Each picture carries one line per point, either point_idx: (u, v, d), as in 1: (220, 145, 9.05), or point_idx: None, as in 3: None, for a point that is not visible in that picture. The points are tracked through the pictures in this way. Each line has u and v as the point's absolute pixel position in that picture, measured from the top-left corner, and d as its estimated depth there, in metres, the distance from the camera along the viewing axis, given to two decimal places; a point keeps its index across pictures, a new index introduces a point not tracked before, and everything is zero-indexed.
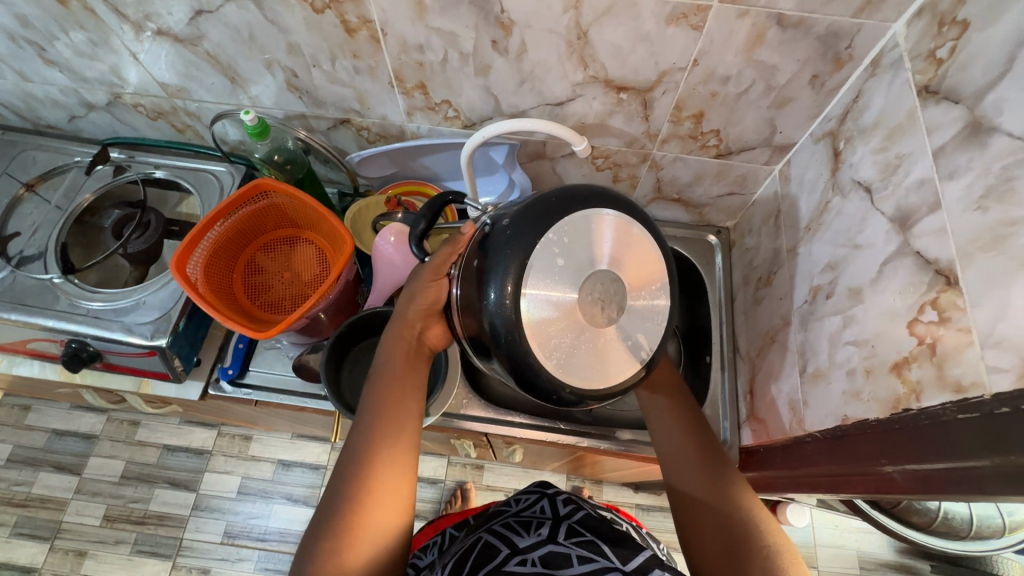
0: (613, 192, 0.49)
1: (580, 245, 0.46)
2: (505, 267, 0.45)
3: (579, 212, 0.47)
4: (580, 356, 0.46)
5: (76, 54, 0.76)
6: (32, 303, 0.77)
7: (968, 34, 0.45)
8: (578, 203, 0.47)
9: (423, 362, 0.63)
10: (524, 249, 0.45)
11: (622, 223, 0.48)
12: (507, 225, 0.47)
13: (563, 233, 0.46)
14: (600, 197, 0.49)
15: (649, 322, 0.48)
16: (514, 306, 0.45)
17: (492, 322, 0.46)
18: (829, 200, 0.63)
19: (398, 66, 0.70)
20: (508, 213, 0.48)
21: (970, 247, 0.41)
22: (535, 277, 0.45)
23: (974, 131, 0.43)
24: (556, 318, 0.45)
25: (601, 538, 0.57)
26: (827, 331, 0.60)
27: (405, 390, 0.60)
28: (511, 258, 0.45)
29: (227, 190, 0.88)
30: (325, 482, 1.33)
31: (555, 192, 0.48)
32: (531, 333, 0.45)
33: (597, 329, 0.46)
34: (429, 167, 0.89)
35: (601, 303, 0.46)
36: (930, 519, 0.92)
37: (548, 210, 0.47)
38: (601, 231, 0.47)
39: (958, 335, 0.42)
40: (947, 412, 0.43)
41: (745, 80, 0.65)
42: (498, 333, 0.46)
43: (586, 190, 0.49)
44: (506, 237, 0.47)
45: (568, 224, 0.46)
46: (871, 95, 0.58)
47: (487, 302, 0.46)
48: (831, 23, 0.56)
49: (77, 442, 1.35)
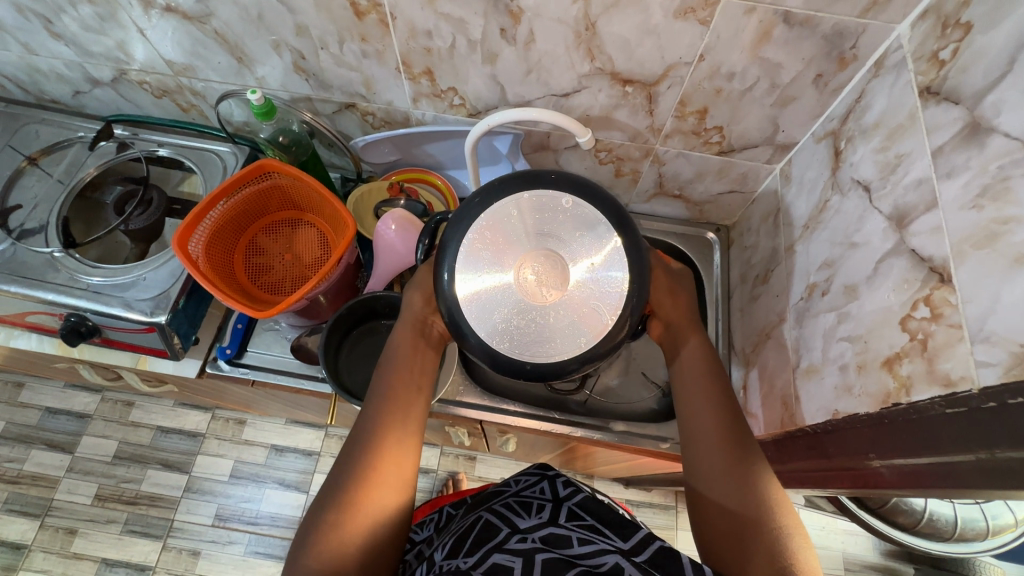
0: (535, 174, 0.58)
1: (518, 225, 0.57)
2: (446, 265, 0.56)
3: (524, 195, 0.58)
4: (516, 322, 0.55)
5: (83, 28, 0.76)
6: (32, 276, 0.77)
7: (970, 37, 0.46)
8: (527, 186, 0.58)
9: (432, 350, 0.64)
10: (467, 227, 0.57)
11: (544, 203, 0.57)
12: (471, 201, 0.58)
13: (486, 226, 0.57)
14: (524, 182, 0.58)
15: (595, 294, 0.56)
16: (453, 279, 0.56)
17: (443, 296, 0.56)
18: (828, 199, 0.64)
19: (406, 51, 0.71)
20: (476, 192, 0.59)
21: (964, 245, 0.42)
22: (474, 252, 0.56)
23: (973, 131, 0.43)
24: (491, 286, 0.56)
25: (602, 522, 0.58)
26: (821, 328, 0.61)
27: (415, 375, 0.61)
28: (458, 235, 0.57)
29: (230, 170, 0.88)
30: (318, 468, 1.34)
31: (516, 176, 0.59)
32: (467, 299, 0.56)
33: (541, 306, 0.56)
34: (433, 155, 0.90)
35: (542, 280, 0.56)
36: (915, 520, 0.94)
37: (469, 209, 0.57)
38: (521, 215, 0.57)
39: (949, 330, 0.43)
40: (936, 406, 0.44)
41: (750, 78, 0.66)
42: (447, 304, 0.56)
43: (545, 175, 0.58)
44: (468, 209, 0.57)
45: (488, 218, 0.57)
46: (873, 96, 0.58)
47: (440, 277, 0.57)
48: (837, 22, 0.57)
49: (70, 421, 1.35)
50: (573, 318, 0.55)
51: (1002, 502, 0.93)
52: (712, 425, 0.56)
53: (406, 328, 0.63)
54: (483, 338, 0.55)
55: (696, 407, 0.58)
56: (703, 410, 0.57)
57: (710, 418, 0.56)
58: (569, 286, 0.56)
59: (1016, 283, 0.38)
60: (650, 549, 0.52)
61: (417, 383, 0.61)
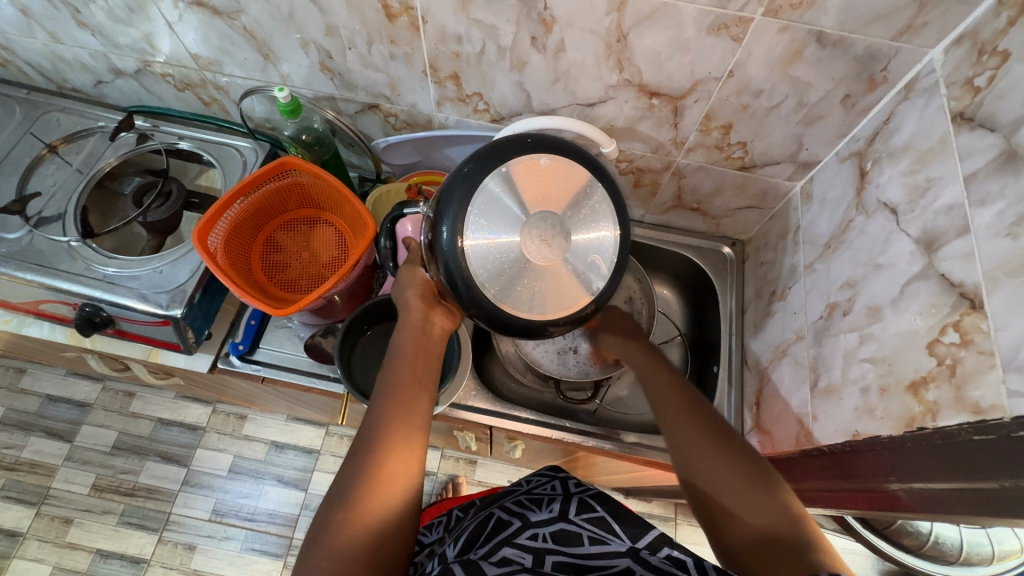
0: (507, 140, 0.55)
1: (517, 184, 0.53)
2: (449, 248, 0.53)
3: (520, 156, 0.54)
4: (522, 287, 0.53)
5: (111, 19, 0.76)
6: (49, 264, 0.77)
7: (1008, 64, 0.46)
8: (518, 150, 0.54)
9: (435, 345, 0.64)
10: (470, 191, 0.53)
11: (531, 162, 0.54)
12: (465, 168, 0.54)
13: (483, 196, 0.53)
14: (502, 148, 0.55)
15: (598, 248, 0.55)
16: (461, 248, 0.52)
17: (447, 264, 0.53)
18: (852, 219, 0.64)
19: (434, 55, 0.71)
20: (468, 158, 0.55)
21: (998, 273, 0.42)
22: (481, 218, 0.52)
23: (1008, 159, 0.44)
24: (499, 250, 0.53)
25: (613, 513, 0.58)
26: (841, 348, 0.61)
27: (417, 369, 0.62)
28: (460, 201, 0.53)
29: (249, 165, 0.88)
30: (318, 466, 1.33)
31: (504, 141, 0.55)
32: (476, 267, 0.52)
33: (553, 267, 0.53)
34: (453, 159, 0.90)
35: (547, 240, 0.53)
36: (921, 542, 0.94)
37: (458, 184, 0.54)
38: (512, 176, 0.53)
39: (979, 357, 0.43)
40: (963, 432, 0.44)
41: (778, 95, 0.66)
42: (451, 273, 0.53)
43: (528, 134, 0.56)
44: (462, 176, 0.54)
45: (481, 189, 0.53)
46: (902, 119, 0.59)
47: (441, 244, 0.53)
48: (869, 44, 0.57)
49: (71, 409, 1.35)
50: (580, 273, 0.54)
51: None
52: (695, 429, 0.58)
53: (405, 326, 0.64)
54: (495, 303, 0.53)
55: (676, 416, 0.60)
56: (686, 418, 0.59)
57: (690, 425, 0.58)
58: (573, 241, 0.54)
59: None
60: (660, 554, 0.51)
61: (419, 380, 0.61)
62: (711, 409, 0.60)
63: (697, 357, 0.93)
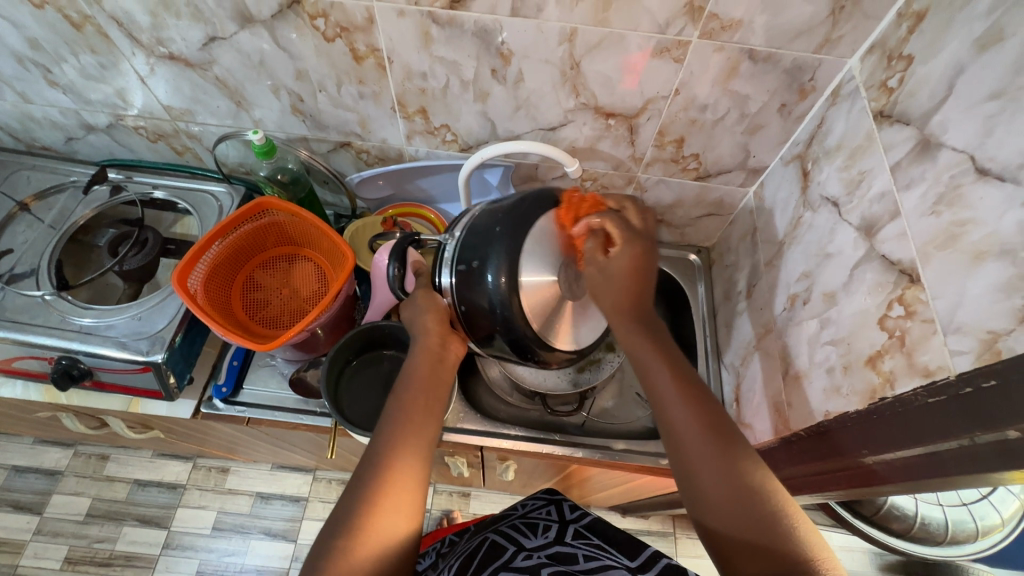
0: (540, 194, 0.61)
1: (552, 234, 0.59)
2: (501, 284, 0.56)
3: (552, 212, 0.60)
4: (557, 319, 0.60)
5: (82, 77, 0.79)
6: (22, 320, 0.76)
7: (913, 67, 0.52)
8: (547, 205, 0.60)
9: (448, 370, 0.64)
10: (516, 243, 0.57)
11: (559, 214, 0.60)
12: (497, 229, 0.58)
13: (531, 244, 0.57)
14: (537, 202, 0.60)
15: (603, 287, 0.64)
16: (510, 288, 0.56)
17: (493, 303, 0.57)
18: (801, 215, 0.69)
19: (401, 92, 0.75)
20: (503, 212, 0.59)
21: (929, 247, 0.47)
22: (529, 264, 0.57)
23: (924, 147, 0.49)
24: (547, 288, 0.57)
25: (609, 541, 0.58)
26: (805, 335, 0.65)
27: (429, 395, 0.61)
28: (502, 249, 0.57)
29: (225, 209, 0.90)
30: (306, 514, 1.30)
31: (534, 196, 0.61)
32: (525, 303, 0.57)
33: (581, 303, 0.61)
34: (425, 190, 0.93)
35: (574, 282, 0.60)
36: (909, 525, 0.97)
37: (503, 233, 0.58)
38: (550, 226, 0.59)
39: (924, 325, 0.47)
40: (919, 397, 0.47)
41: (721, 108, 0.72)
42: (501, 313, 0.57)
43: (547, 194, 0.61)
44: (506, 230, 0.58)
45: (530, 236, 0.58)
46: (833, 121, 0.65)
47: (487, 284, 0.57)
48: (796, 58, 0.64)
49: (39, 479, 1.29)
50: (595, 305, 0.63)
51: (988, 503, 0.98)
52: (726, 505, 0.46)
53: (422, 349, 0.63)
54: (535, 332, 0.58)
55: (707, 482, 0.48)
56: (720, 486, 0.47)
57: (728, 502, 0.46)
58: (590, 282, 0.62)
59: (977, 278, 0.42)
60: (657, 568, 0.50)
61: (430, 404, 0.61)
62: (720, 414, 0.51)
63: None
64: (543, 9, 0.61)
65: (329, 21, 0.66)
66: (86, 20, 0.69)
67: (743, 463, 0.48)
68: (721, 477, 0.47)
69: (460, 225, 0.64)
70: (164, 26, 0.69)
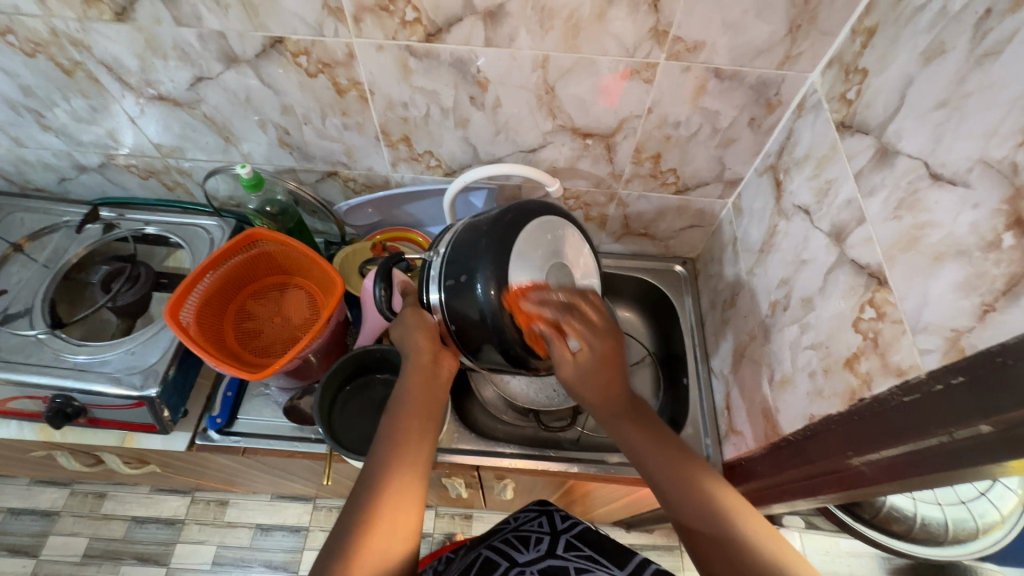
0: (525, 206, 0.62)
1: (535, 246, 0.60)
2: (490, 290, 0.56)
3: (535, 221, 0.61)
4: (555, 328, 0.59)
5: (74, 120, 0.81)
6: (16, 359, 0.77)
7: (868, 79, 0.55)
8: (529, 216, 0.61)
9: (442, 389, 0.65)
10: (502, 253, 0.57)
11: (542, 222, 0.61)
12: (482, 243, 0.59)
13: (517, 251, 0.58)
14: (521, 214, 0.61)
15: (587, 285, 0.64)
16: (500, 296, 0.56)
17: (484, 314, 0.57)
18: (777, 224, 0.71)
19: (384, 121, 0.77)
20: (487, 225, 0.60)
21: (893, 250, 0.49)
22: (516, 273, 0.57)
23: (883, 154, 0.51)
24: (537, 297, 0.58)
25: (600, 551, 0.60)
26: (787, 341, 0.66)
27: (423, 418, 0.62)
28: (489, 260, 0.57)
29: (216, 242, 0.91)
30: (307, 544, 1.28)
31: (514, 208, 0.62)
32: (516, 309, 0.57)
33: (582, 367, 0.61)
34: (412, 214, 0.95)
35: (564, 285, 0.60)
36: (910, 527, 0.96)
37: (489, 243, 0.58)
38: (534, 234, 0.60)
39: (894, 326, 0.48)
40: (894, 396, 0.48)
41: (694, 124, 0.74)
42: (493, 323, 0.57)
43: (529, 207, 0.62)
44: (490, 241, 0.58)
45: (518, 244, 0.58)
46: (800, 133, 0.67)
47: (476, 295, 0.57)
48: (760, 74, 0.66)
49: (36, 520, 1.27)
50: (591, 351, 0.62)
51: (986, 500, 0.98)
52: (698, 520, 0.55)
53: (417, 369, 0.64)
54: (528, 338, 0.58)
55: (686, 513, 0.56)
56: (695, 516, 0.55)
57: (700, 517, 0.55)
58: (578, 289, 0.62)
59: (938, 278, 0.43)
60: None
61: (425, 423, 0.62)
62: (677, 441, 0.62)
63: (668, 373, 0.97)
64: (515, 38, 0.64)
65: (311, 58, 0.68)
66: (77, 67, 0.72)
67: (708, 485, 0.57)
68: (689, 499, 0.56)
69: (446, 241, 0.65)
70: (152, 69, 0.71)
